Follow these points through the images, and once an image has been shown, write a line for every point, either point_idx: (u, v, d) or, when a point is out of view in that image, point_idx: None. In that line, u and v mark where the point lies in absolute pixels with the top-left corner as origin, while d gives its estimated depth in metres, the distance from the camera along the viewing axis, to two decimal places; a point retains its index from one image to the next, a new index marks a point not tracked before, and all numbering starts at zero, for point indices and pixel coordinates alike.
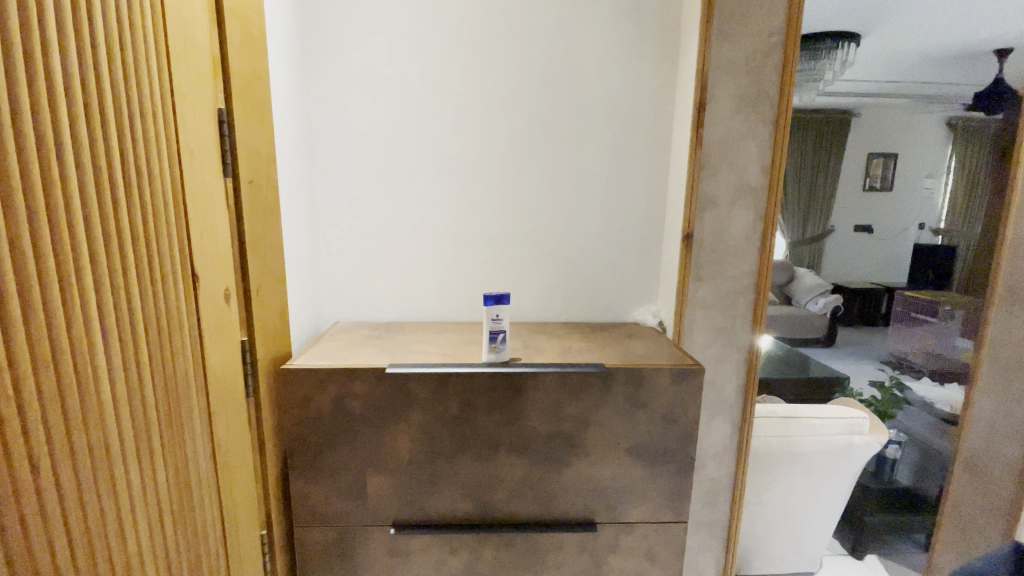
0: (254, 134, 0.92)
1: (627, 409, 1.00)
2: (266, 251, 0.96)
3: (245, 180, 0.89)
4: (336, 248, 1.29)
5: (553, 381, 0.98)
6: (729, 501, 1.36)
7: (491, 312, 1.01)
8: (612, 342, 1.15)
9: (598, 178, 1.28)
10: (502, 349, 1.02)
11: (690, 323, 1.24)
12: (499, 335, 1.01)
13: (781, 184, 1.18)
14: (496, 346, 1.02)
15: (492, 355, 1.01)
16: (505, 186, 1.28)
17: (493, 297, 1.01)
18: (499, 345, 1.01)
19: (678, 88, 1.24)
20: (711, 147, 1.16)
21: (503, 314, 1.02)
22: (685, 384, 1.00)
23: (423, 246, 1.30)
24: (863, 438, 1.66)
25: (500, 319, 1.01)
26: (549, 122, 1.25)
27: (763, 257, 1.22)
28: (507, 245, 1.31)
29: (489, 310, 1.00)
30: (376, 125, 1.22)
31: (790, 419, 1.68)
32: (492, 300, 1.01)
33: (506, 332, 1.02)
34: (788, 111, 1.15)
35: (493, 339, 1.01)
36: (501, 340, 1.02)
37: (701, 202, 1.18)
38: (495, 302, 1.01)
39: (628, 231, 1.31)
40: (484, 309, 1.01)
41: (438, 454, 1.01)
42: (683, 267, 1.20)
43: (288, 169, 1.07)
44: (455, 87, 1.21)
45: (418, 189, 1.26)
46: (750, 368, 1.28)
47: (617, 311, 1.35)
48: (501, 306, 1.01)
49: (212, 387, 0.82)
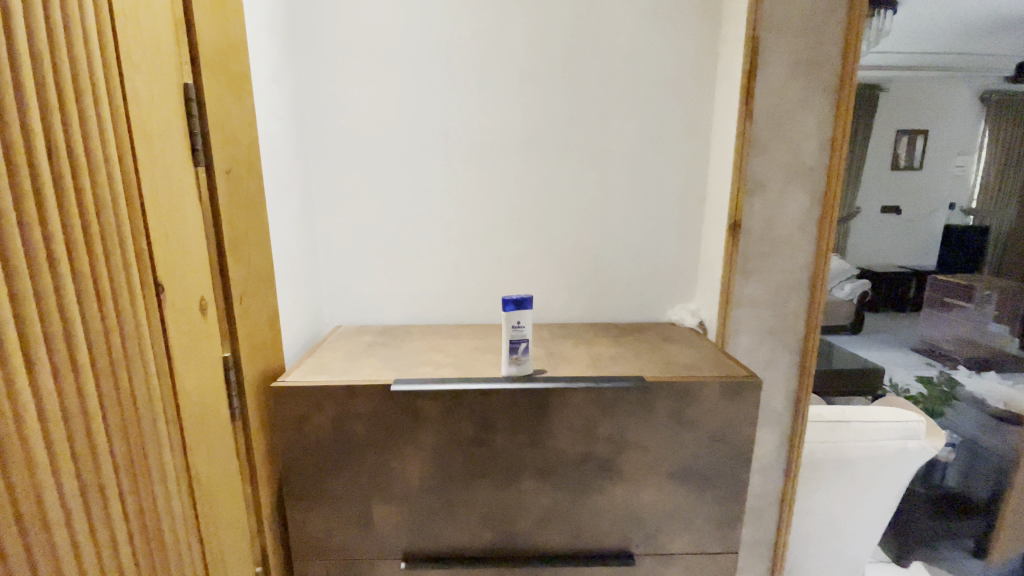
0: (231, 116, 0.78)
1: (670, 428, 0.86)
2: (250, 252, 0.82)
3: (221, 170, 0.76)
4: (335, 244, 1.16)
5: (584, 398, 0.84)
6: (775, 518, 1.22)
7: (511, 318, 0.86)
8: (649, 348, 1.01)
9: (629, 160, 1.13)
10: (524, 361, 0.88)
11: (735, 324, 1.09)
12: (521, 345, 0.87)
13: (843, 162, 1.02)
14: (517, 357, 0.87)
15: (513, 368, 0.87)
16: (522, 171, 1.13)
17: (514, 301, 0.86)
18: (521, 356, 0.87)
19: (720, 53, 1.08)
20: (761, 121, 1.01)
21: (525, 321, 0.87)
22: (737, 399, 0.86)
23: (432, 240, 1.16)
24: (918, 442, 1.52)
25: (522, 326, 0.87)
26: (572, 97, 1.10)
27: (819, 247, 1.07)
28: (525, 238, 1.17)
29: (509, 315, 0.86)
30: (376, 104, 1.08)
31: (838, 424, 1.52)
32: (512, 304, 0.86)
33: (528, 343, 0.88)
34: (853, 76, 0.99)
35: (513, 350, 0.87)
36: (522, 350, 0.87)
37: (749, 185, 1.03)
38: (516, 306, 0.87)
39: (663, 219, 1.16)
40: (503, 315, 0.87)
41: (452, 480, 0.88)
42: (728, 261, 1.05)
43: (276, 157, 0.93)
44: (465, 61, 1.07)
45: (424, 176, 1.12)
46: (802, 373, 1.14)
47: (650, 310, 1.21)
48: (522, 311, 0.87)
49: (187, 419, 0.69)
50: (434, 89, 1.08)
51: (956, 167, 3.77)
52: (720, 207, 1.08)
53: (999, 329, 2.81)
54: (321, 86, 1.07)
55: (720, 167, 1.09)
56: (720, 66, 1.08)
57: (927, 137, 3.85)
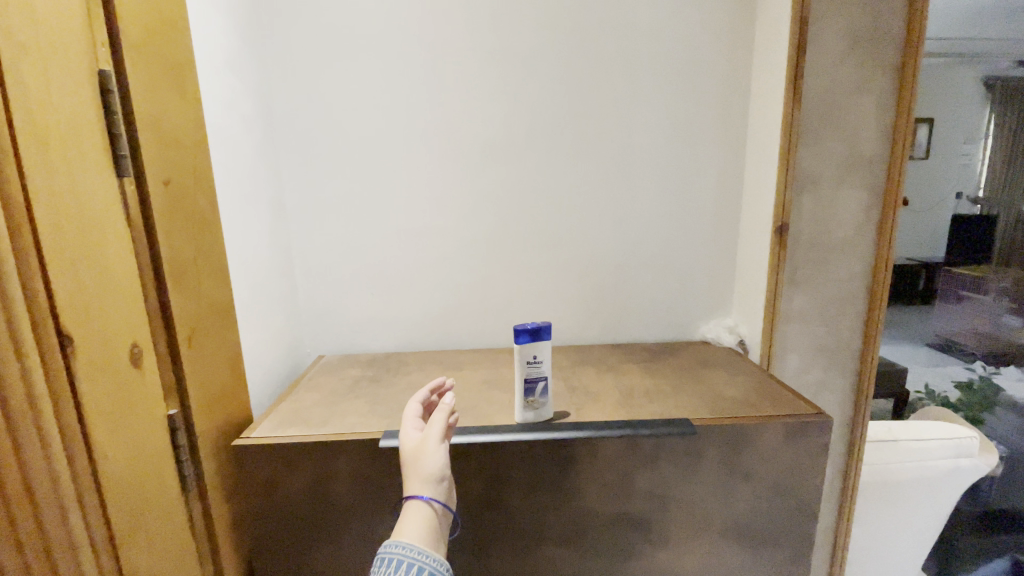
0: (169, 113, 0.62)
1: (722, 479, 0.71)
2: (198, 280, 0.66)
3: (156, 181, 0.60)
4: (315, 261, 1.00)
5: (617, 448, 0.69)
6: (827, 560, 1.07)
7: (525, 354, 0.71)
8: (686, 378, 0.86)
9: (651, 156, 0.98)
10: (543, 405, 0.72)
11: (783, 342, 0.97)
12: (538, 385, 0.71)
13: (906, 153, 0.90)
14: (534, 401, 0.72)
15: (529, 414, 0.72)
16: (530, 171, 0.98)
17: (529, 333, 0.71)
18: (539, 400, 0.72)
19: (758, 29, 0.93)
20: (812, 108, 0.88)
21: (543, 356, 0.72)
22: (803, 441, 0.71)
23: (426, 253, 1.01)
24: (970, 461, 1.36)
25: (540, 363, 0.72)
26: (586, 85, 0.94)
27: (879, 251, 0.95)
28: (534, 248, 1.01)
29: (523, 351, 0.71)
30: (358, 97, 0.93)
31: (885, 443, 1.35)
32: (527, 337, 0.71)
33: (546, 383, 0.72)
34: (920, 51, 0.86)
35: (529, 393, 0.72)
36: (540, 392, 0.72)
37: (798, 182, 0.90)
38: (532, 339, 0.71)
39: (692, 223, 1.01)
40: (516, 349, 0.71)
41: (457, 550, 0.72)
42: (773, 270, 0.92)
43: (237, 162, 0.78)
44: (461, 44, 0.92)
45: (416, 180, 0.97)
46: (857, 392, 1.01)
47: (680, 326, 1.06)
48: (539, 345, 0.71)
49: (117, 506, 0.53)
50: (426, 77, 0.93)
51: (967, 150, 2.17)
52: (764, 207, 0.93)
53: (1015, 322, 2.08)
54: (293, 78, 0.91)
55: (762, 160, 0.94)
56: (758, 43, 0.93)
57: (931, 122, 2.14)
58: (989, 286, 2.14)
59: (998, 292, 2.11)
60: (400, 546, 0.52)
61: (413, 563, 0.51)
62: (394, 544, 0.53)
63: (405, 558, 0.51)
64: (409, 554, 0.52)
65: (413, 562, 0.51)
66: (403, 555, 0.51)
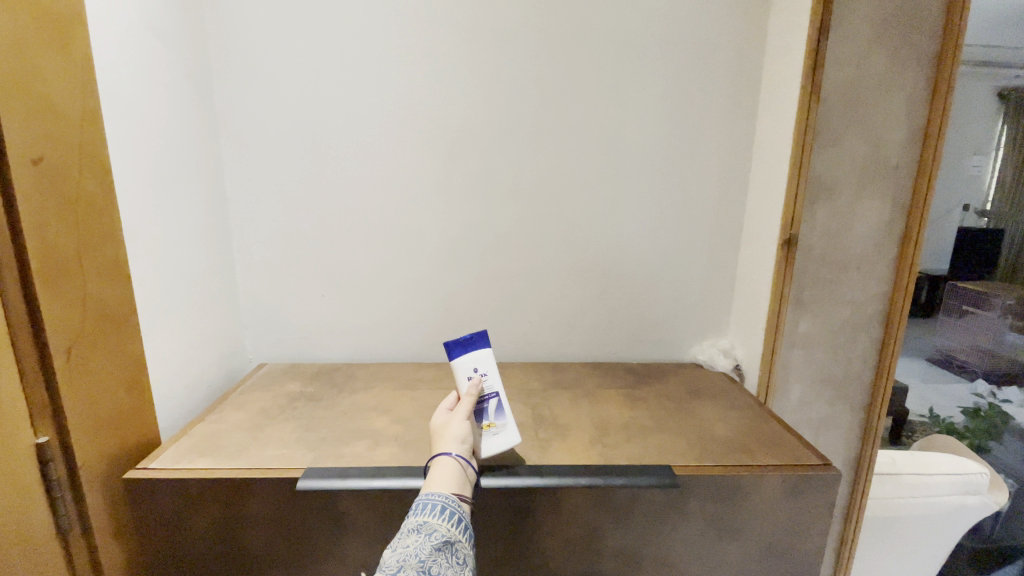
0: (46, 76, 0.49)
1: (708, 538, 0.60)
2: (84, 281, 0.55)
3: (25, 158, 0.47)
4: (260, 257, 0.89)
5: (585, 500, 0.58)
6: None
7: (463, 368, 0.59)
8: (671, 411, 0.75)
9: (643, 154, 0.86)
10: (503, 428, 0.59)
11: (785, 369, 0.87)
12: (491, 402, 0.59)
13: (937, 162, 0.79)
14: (489, 425, 0.59)
15: (490, 442, 0.58)
16: (503, 166, 0.86)
17: (461, 344, 0.60)
18: (495, 422, 0.59)
19: (772, 12, 0.81)
20: (832, 107, 0.77)
21: (486, 367, 0.60)
22: (806, 497, 0.60)
23: (387, 252, 0.89)
24: (979, 499, 1.22)
25: (486, 376, 0.59)
26: (576, 68, 0.83)
27: (898, 271, 0.85)
28: (509, 252, 0.90)
29: (460, 366, 0.59)
30: (312, 71, 0.81)
31: (888, 477, 1.22)
32: (460, 349, 0.60)
33: (498, 400, 0.59)
34: (960, 45, 0.75)
35: (481, 415, 0.59)
36: (494, 412, 0.59)
37: (813, 188, 0.80)
38: (468, 350, 0.59)
39: (686, 232, 0.90)
40: (451, 365, 0.60)
41: None
42: (778, 289, 0.81)
43: (149, 140, 0.67)
44: (429, 18, 0.80)
45: (376, 170, 0.85)
46: (866, 424, 0.91)
47: (667, 345, 0.95)
48: (477, 355, 0.59)
49: None
50: (392, 51, 0.81)
51: (976, 169, 1.28)
52: (769, 217, 0.82)
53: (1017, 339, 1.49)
54: (240, 46, 0.80)
55: (770, 163, 0.82)
56: (772, 28, 0.81)
57: (972, 123, 1.25)
58: (992, 300, 1.44)
59: (1003, 309, 1.45)
60: (440, 493, 0.49)
61: (456, 512, 0.48)
62: (432, 492, 0.49)
63: (449, 504, 0.48)
64: (452, 502, 0.48)
65: (457, 510, 0.48)
66: (446, 500, 0.48)
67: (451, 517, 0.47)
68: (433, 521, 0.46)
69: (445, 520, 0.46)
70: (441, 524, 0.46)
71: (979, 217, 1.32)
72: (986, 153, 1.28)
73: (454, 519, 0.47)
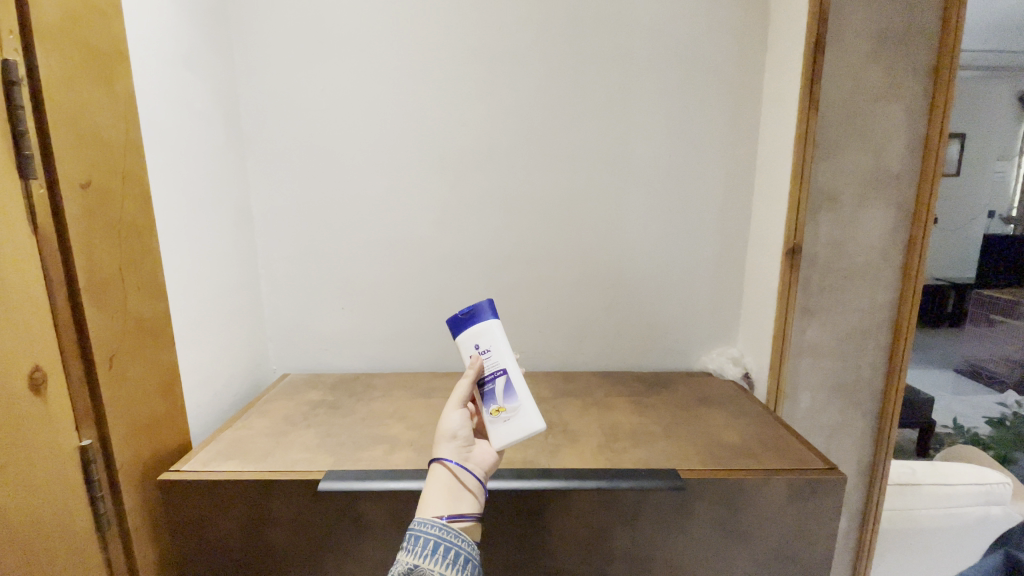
0: (92, 108, 0.54)
1: (714, 543, 0.61)
2: (123, 295, 0.59)
3: (73, 183, 0.52)
4: (283, 273, 0.93)
5: (592, 503, 0.60)
6: None
7: (468, 345, 0.62)
8: (680, 418, 0.77)
9: (649, 168, 0.89)
10: (515, 412, 0.58)
11: (794, 377, 0.88)
12: (493, 381, 0.60)
13: (938, 171, 0.81)
14: (500, 410, 0.59)
15: (504, 428, 0.58)
16: (512, 182, 0.90)
17: (462, 321, 0.63)
18: (506, 405, 0.59)
19: (771, 32, 0.84)
20: (832, 120, 0.80)
21: (488, 343, 0.61)
22: (810, 502, 0.61)
23: (402, 267, 0.93)
24: (1002, 509, 1.20)
25: (488, 353, 0.61)
26: (581, 87, 0.86)
27: (904, 279, 0.86)
28: (519, 265, 0.93)
29: (464, 343, 0.62)
30: (331, 97, 0.86)
31: (907, 487, 1.20)
32: (462, 326, 0.63)
33: (505, 378, 0.60)
34: (955, 57, 0.77)
35: (491, 397, 0.60)
36: (503, 393, 0.59)
37: (815, 198, 0.82)
38: (469, 327, 0.62)
39: (693, 243, 0.92)
40: (456, 344, 0.63)
41: None
42: (783, 297, 0.83)
43: (182, 164, 0.72)
44: (441, 43, 0.85)
45: (390, 188, 0.90)
46: (880, 433, 0.91)
47: (677, 353, 0.97)
48: (478, 330, 0.62)
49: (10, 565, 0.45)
50: (404, 75, 0.85)
51: (999, 173, 1.27)
52: (773, 227, 0.84)
53: None
54: (266, 73, 0.85)
55: (772, 176, 0.85)
56: (771, 46, 0.84)
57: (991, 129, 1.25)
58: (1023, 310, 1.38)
59: None
60: (433, 526, 0.49)
61: (452, 549, 0.48)
62: (424, 520, 0.49)
63: (442, 541, 0.48)
64: (447, 537, 0.48)
65: (452, 546, 0.48)
66: (439, 537, 0.48)
67: (444, 558, 0.47)
68: (424, 565, 0.46)
69: (437, 562, 0.47)
70: (433, 568, 0.47)
71: (1004, 224, 1.31)
72: (1010, 158, 1.27)
73: (450, 560, 0.47)
